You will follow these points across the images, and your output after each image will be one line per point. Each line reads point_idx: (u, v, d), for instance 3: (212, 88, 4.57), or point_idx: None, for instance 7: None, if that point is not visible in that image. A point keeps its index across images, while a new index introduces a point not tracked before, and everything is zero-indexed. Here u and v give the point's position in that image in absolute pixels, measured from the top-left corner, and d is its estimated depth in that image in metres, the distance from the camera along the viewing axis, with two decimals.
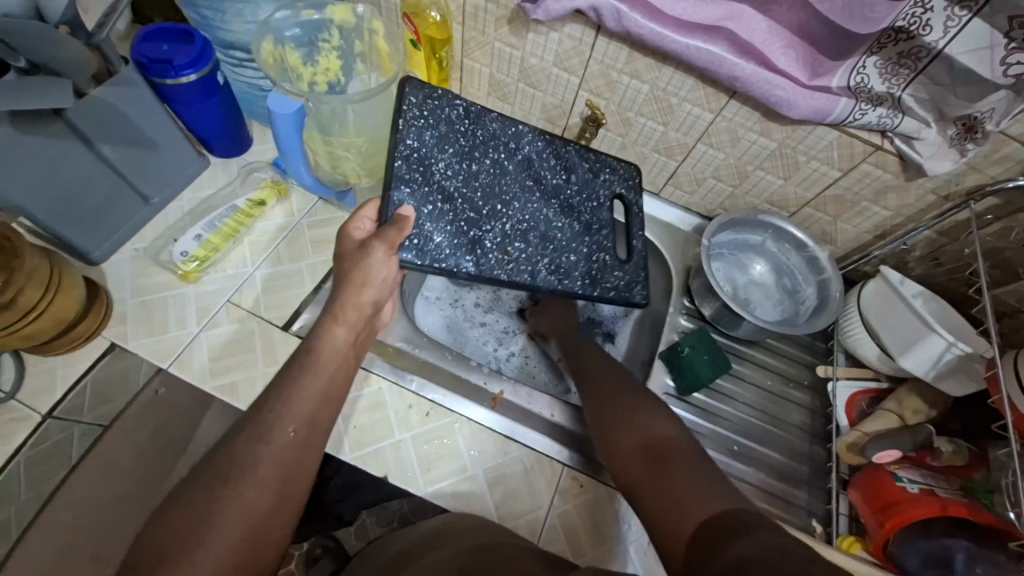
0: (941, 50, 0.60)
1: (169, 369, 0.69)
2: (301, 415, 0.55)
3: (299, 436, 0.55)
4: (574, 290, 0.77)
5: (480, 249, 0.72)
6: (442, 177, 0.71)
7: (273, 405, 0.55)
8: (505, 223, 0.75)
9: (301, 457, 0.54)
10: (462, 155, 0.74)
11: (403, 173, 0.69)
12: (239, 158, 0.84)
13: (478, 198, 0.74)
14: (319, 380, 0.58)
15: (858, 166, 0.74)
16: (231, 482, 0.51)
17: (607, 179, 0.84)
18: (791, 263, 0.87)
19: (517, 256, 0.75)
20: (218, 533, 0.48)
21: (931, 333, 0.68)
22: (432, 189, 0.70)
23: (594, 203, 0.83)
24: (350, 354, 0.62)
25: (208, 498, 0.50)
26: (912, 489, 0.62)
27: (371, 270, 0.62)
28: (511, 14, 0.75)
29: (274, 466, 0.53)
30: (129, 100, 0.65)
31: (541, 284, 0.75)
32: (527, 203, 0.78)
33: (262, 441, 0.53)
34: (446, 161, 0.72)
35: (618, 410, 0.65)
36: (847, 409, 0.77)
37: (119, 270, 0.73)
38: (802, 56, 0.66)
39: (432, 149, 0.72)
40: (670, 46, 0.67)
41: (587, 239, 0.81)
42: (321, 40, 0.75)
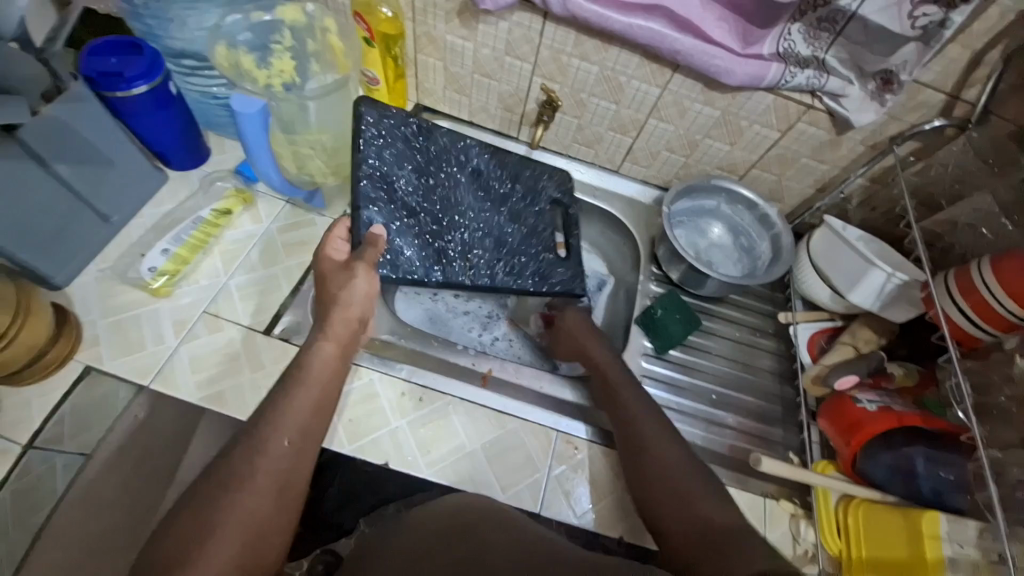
0: (855, 12, 0.67)
1: (151, 386, 0.67)
2: (297, 422, 0.57)
3: (293, 445, 0.56)
4: (528, 288, 0.80)
5: (446, 260, 0.76)
6: (405, 193, 0.75)
7: (271, 414, 0.56)
8: (463, 232, 0.79)
9: (297, 465, 0.55)
10: (421, 170, 0.78)
11: (369, 191, 0.72)
12: (199, 169, 0.82)
13: (437, 210, 0.77)
14: (312, 385, 0.59)
15: (794, 125, 0.81)
16: (233, 491, 0.51)
17: (545, 185, 0.88)
18: (745, 222, 0.93)
19: (477, 263, 0.79)
20: (218, 539, 0.49)
21: (873, 267, 0.74)
22: (397, 207, 0.74)
23: (536, 208, 0.86)
24: (342, 351, 0.63)
25: (209, 507, 0.50)
26: (871, 407, 0.68)
27: (358, 287, 0.65)
28: (460, 7, 0.78)
29: (274, 473, 0.54)
30: (83, 116, 0.64)
31: (499, 285, 0.79)
32: (479, 212, 0.82)
33: (259, 453, 0.54)
34: (406, 177, 0.76)
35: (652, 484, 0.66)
36: (808, 348, 0.84)
37: (85, 293, 0.71)
38: (732, 27, 0.72)
39: (392, 166, 0.75)
40: (614, 25, 0.72)
41: (534, 240, 0.84)
42: (274, 42, 0.74)
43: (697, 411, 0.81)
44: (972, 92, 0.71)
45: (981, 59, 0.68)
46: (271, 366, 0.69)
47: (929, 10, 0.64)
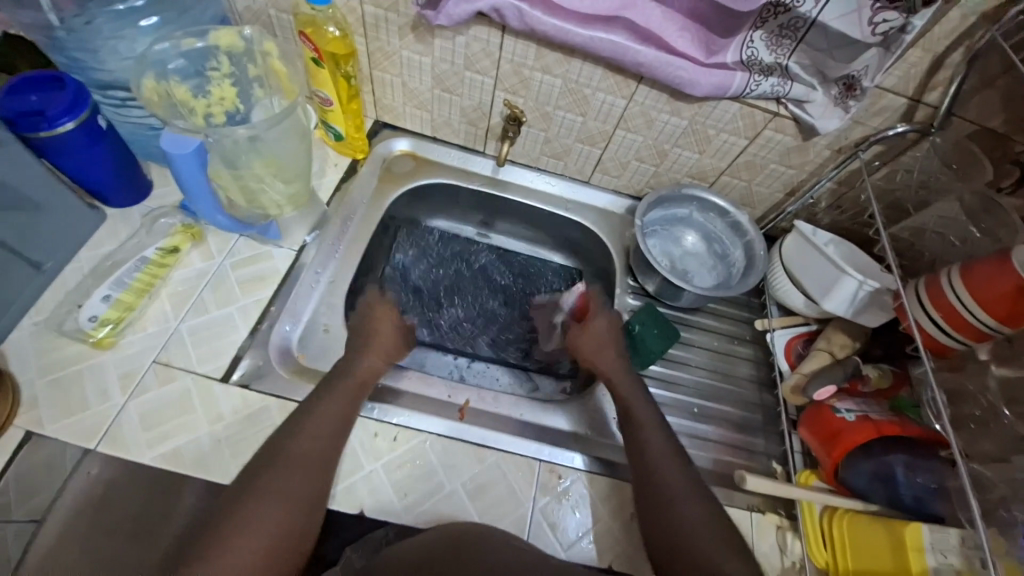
0: (816, 19, 0.67)
1: (98, 449, 0.62)
2: (310, 446, 0.60)
3: (331, 425, 0.63)
4: (511, 359, 0.92)
5: (438, 325, 0.93)
6: (419, 281, 0.96)
7: (274, 468, 0.58)
8: (460, 310, 0.95)
9: (330, 445, 0.62)
10: (437, 264, 0.98)
11: (388, 278, 0.94)
12: (140, 205, 0.76)
13: (440, 294, 0.95)
14: (312, 437, 0.61)
15: (761, 133, 0.80)
16: (275, 462, 0.58)
17: (544, 278, 1.01)
18: (717, 230, 0.93)
19: (466, 333, 0.94)
20: (255, 504, 0.55)
21: (845, 275, 0.74)
22: (409, 289, 0.95)
23: (534, 297, 0.99)
24: (346, 410, 0.65)
25: (254, 477, 0.57)
26: (850, 417, 0.68)
27: (364, 362, 0.70)
28: (414, 22, 0.75)
29: (308, 449, 0.60)
30: (3, 161, 0.59)
31: (482, 353, 0.92)
32: (478, 295, 0.97)
33: (296, 430, 0.61)
34: (422, 270, 0.97)
35: (650, 495, 0.64)
36: (786, 355, 0.84)
37: (20, 350, 0.65)
38: (695, 37, 0.70)
39: (411, 264, 0.97)
40: (574, 39, 0.69)
41: (524, 321, 0.97)
42: (210, 68, 0.69)
43: (679, 425, 0.80)
44: (934, 96, 0.71)
45: (942, 62, 0.68)
46: (231, 417, 0.65)
47: (889, 16, 0.64)
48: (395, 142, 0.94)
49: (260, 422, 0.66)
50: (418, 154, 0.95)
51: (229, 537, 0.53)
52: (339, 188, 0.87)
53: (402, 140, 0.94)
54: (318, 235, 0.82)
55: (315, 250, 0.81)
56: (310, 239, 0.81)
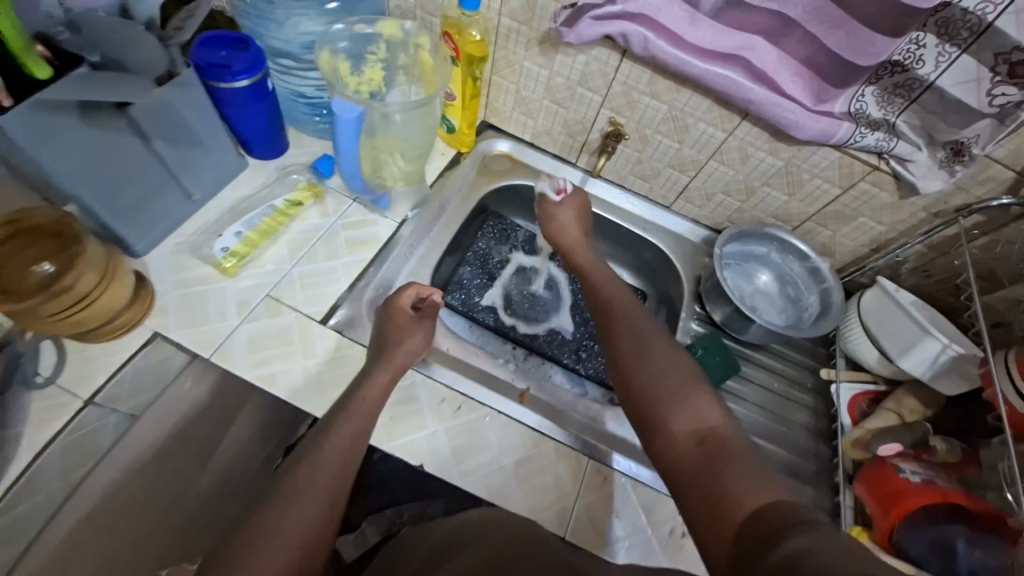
0: (934, 82, 0.68)
1: (210, 358, 0.71)
2: (321, 479, 0.57)
3: (340, 456, 0.60)
4: (562, 359, 0.95)
5: (505, 312, 0.97)
6: (495, 267, 1.00)
7: (272, 507, 0.54)
8: (525, 303, 0.99)
9: (341, 479, 0.59)
10: (515, 257, 1.02)
11: (468, 259, 0.99)
12: (276, 160, 0.87)
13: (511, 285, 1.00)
14: (320, 463, 0.58)
15: (856, 184, 0.81)
16: (286, 501, 0.55)
17: None
18: (794, 273, 0.93)
19: (525, 324, 0.97)
20: (274, 541, 0.51)
21: (928, 335, 0.74)
22: (483, 273, 0.99)
23: None
24: (359, 430, 0.63)
25: (275, 512, 0.54)
26: (914, 479, 0.67)
27: (377, 378, 0.68)
28: (543, 36, 0.82)
29: (319, 487, 0.57)
30: (190, 101, 0.70)
31: (536, 345, 0.96)
32: (543, 294, 1.01)
33: (311, 456, 0.59)
34: (500, 259, 1.01)
35: (622, 368, 0.63)
36: (849, 410, 0.82)
37: (161, 264, 0.75)
38: (807, 83, 0.73)
39: (492, 251, 1.01)
40: (691, 70, 0.74)
41: (583, 328, 0.99)
42: (369, 52, 0.78)
43: None
44: None
45: None
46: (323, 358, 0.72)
47: (1009, 90, 0.65)
48: (496, 142, 1.02)
49: (346, 367, 0.73)
50: (514, 156, 1.03)
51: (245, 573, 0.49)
52: (442, 175, 0.95)
53: (504, 141, 1.02)
54: (419, 212, 0.89)
55: (414, 225, 0.88)
56: (411, 215, 0.89)
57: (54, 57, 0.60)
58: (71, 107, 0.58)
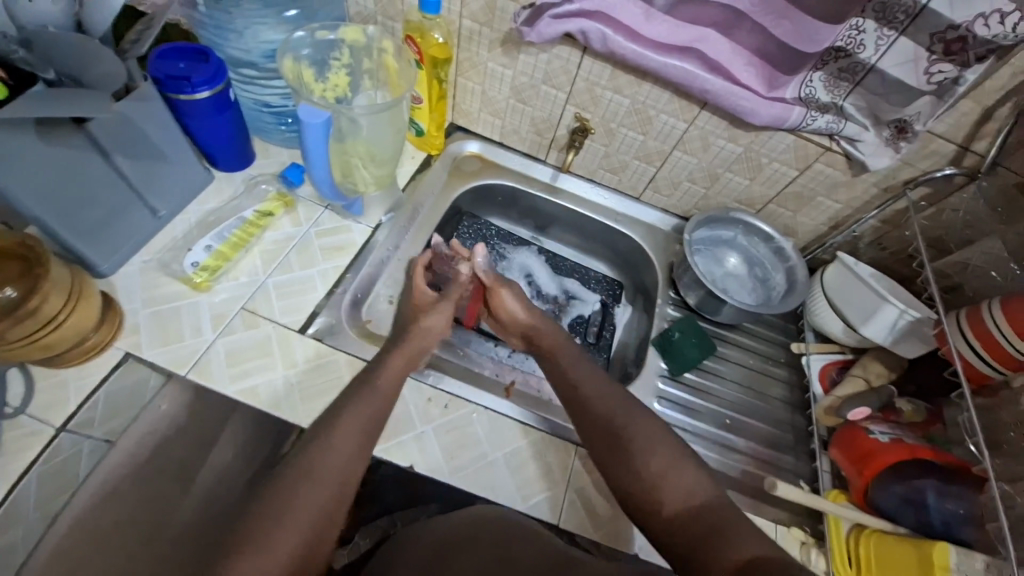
0: (875, 65, 0.73)
1: (187, 376, 0.69)
2: (337, 468, 0.59)
3: (356, 443, 0.61)
4: None
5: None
6: None
7: (269, 513, 0.54)
8: None
9: (354, 462, 0.60)
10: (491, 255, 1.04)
11: None
12: (243, 171, 0.86)
13: None
14: (335, 449, 0.60)
15: (812, 165, 0.85)
16: (303, 481, 0.57)
17: (593, 288, 1.06)
18: (760, 254, 0.97)
19: None
20: (289, 526, 0.54)
21: (886, 303, 0.77)
22: None
23: (577, 302, 1.04)
24: (370, 418, 0.63)
25: (288, 494, 0.56)
26: (884, 438, 0.71)
27: (389, 366, 0.69)
28: (505, 37, 0.84)
29: (336, 470, 0.59)
30: (150, 114, 0.68)
31: None
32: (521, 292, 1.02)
33: (326, 444, 0.60)
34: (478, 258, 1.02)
35: (597, 432, 0.66)
36: (820, 380, 0.86)
37: (128, 283, 0.73)
38: (759, 71, 0.77)
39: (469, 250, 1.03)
40: (650, 63, 0.77)
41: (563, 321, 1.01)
42: (333, 58, 0.79)
43: (708, 433, 0.82)
44: (982, 144, 0.75)
45: (991, 115, 0.72)
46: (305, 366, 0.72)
47: (944, 68, 0.69)
48: (466, 144, 1.03)
49: (327, 374, 0.72)
50: (485, 156, 1.04)
51: (259, 556, 0.51)
52: (414, 178, 0.96)
53: (473, 142, 1.03)
54: (393, 216, 0.90)
55: (389, 229, 0.89)
56: (385, 219, 0.89)
57: (8, 77, 0.58)
58: (28, 126, 0.57)
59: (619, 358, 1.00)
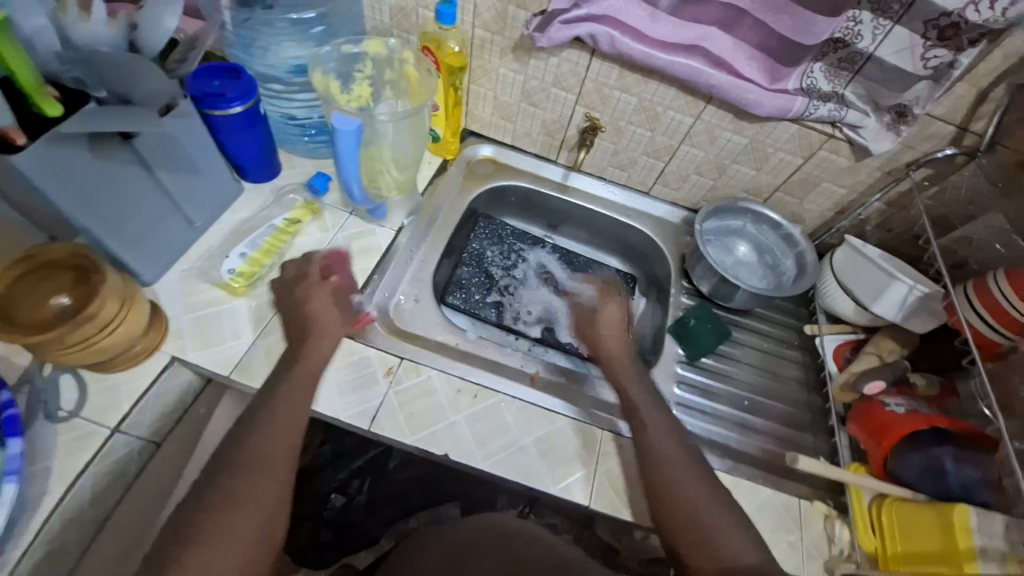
0: (873, 53, 0.76)
1: (229, 377, 0.73)
2: (274, 454, 0.59)
3: (286, 428, 0.61)
4: (563, 345, 1.00)
5: (504, 306, 1.01)
6: (490, 264, 1.05)
7: (216, 504, 0.55)
8: (523, 296, 1.04)
9: (286, 447, 0.60)
10: (508, 253, 1.07)
11: (465, 261, 1.04)
12: (271, 182, 0.90)
13: (508, 278, 1.05)
14: (267, 436, 0.60)
15: (816, 153, 0.89)
16: (245, 473, 0.57)
17: (608, 282, 1.09)
18: (769, 242, 1.00)
19: (525, 316, 1.02)
20: (238, 517, 0.54)
21: (896, 280, 0.80)
22: (481, 272, 1.04)
23: None
24: (305, 401, 0.64)
25: (233, 486, 0.56)
26: (899, 410, 0.73)
27: (319, 347, 0.68)
28: (516, 44, 0.88)
29: (270, 456, 0.59)
30: (188, 130, 0.72)
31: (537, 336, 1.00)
32: (537, 288, 1.06)
33: (254, 434, 0.60)
34: (495, 257, 1.06)
35: (650, 475, 0.66)
36: (834, 359, 0.89)
37: (170, 290, 0.77)
38: (761, 65, 0.81)
39: (485, 248, 1.06)
40: (656, 62, 0.81)
41: None
42: (356, 70, 0.83)
43: (729, 415, 0.85)
44: (980, 125, 0.78)
45: (988, 96, 0.76)
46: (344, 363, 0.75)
47: (940, 53, 0.73)
48: (480, 148, 1.07)
49: (362, 369, 0.76)
50: (498, 159, 1.08)
51: (205, 550, 0.52)
52: (432, 182, 1.00)
53: (486, 146, 1.07)
54: (414, 220, 0.94)
55: (410, 232, 0.93)
56: (407, 223, 0.93)
57: (62, 95, 0.63)
58: (81, 141, 0.61)
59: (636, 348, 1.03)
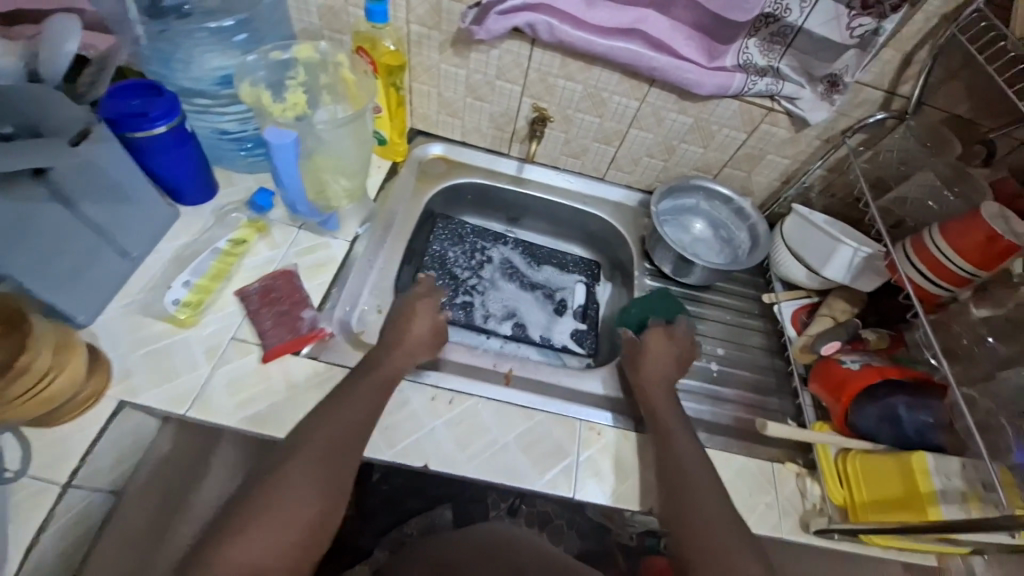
0: (802, 26, 0.78)
1: (189, 414, 0.68)
2: (337, 441, 0.64)
3: (355, 423, 0.66)
4: (534, 339, 1.00)
5: (473, 306, 1.00)
6: (454, 264, 1.03)
7: (291, 479, 0.60)
8: (489, 294, 1.03)
9: (350, 440, 0.65)
10: (471, 251, 1.06)
11: (427, 265, 1.02)
12: (211, 203, 0.85)
13: (473, 277, 1.03)
14: (338, 425, 0.65)
15: (758, 126, 0.91)
16: (316, 454, 0.63)
17: (573, 270, 1.10)
18: (723, 216, 1.03)
19: (493, 314, 1.01)
20: (303, 498, 0.60)
21: (841, 244, 0.83)
22: (445, 274, 1.02)
23: (558, 286, 1.07)
24: (376, 401, 0.69)
25: (302, 468, 0.61)
26: (855, 365, 0.77)
27: (387, 363, 0.73)
28: (454, 38, 0.86)
29: (334, 442, 0.64)
30: (109, 156, 0.67)
31: (508, 332, 1.00)
32: (503, 284, 1.05)
33: (324, 423, 0.65)
34: (458, 257, 1.04)
35: (672, 485, 0.70)
36: (792, 324, 0.92)
37: (111, 328, 0.72)
38: (699, 44, 0.82)
39: (447, 249, 1.04)
40: (597, 48, 0.81)
41: (547, 307, 1.04)
42: (288, 78, 0.79)
43: (700, 389, 0.87)
44: (906, 88, 0.82)
45: (910, 60, 0.79)
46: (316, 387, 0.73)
47: (864, 21, 0.75)
48: (429, 147, 1.05)
49: (328, 387, 0.73)
50: (449, 157, 1.05)
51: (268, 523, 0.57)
52: (383, 187, 0.97)
53: (436, 145, 1.05)
54: (369, 227, 0.90)
55: (366, 241, 0.89)
56: (362, 231, 0.89)
57: None
58: None
59: (606, 333, 1.04)
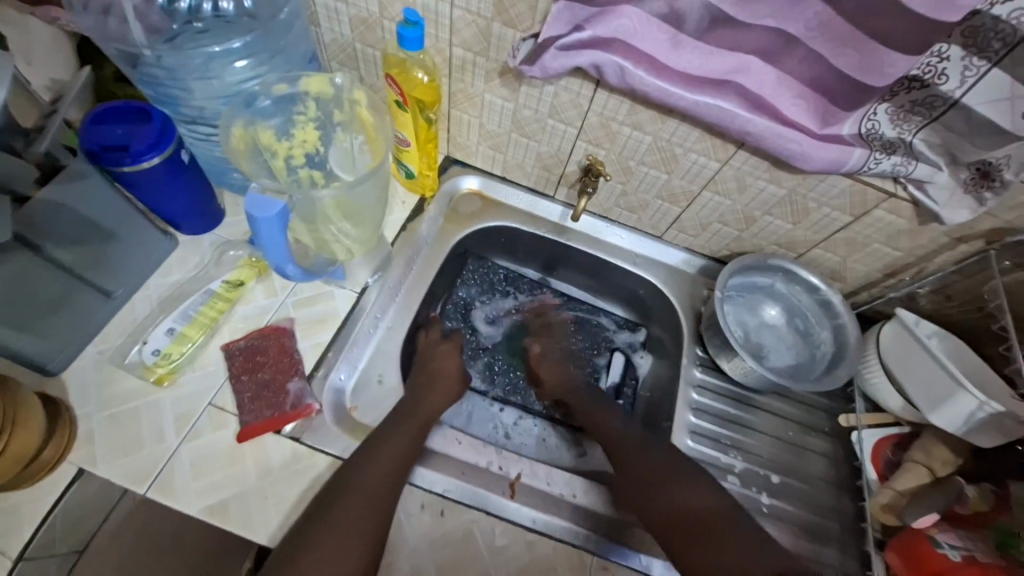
0: (958, 99, 0.58)
1: (146, 495, 0.61)
2: (380, 477, 0.63)
3: (399, 455, 0.66)
4: (556, 415, 0.88)
5: (492, 368, 0.91)
6: (478, 316, 0.93)
7: (342, 514, 0.60)
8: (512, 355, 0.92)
9: (396, 473, 0.64)
10: (500, 302, 0.95)
11: (449, 314, 0.92)
12: (211, 233, 0.76)
13: (497, 334, 0.93)
14: (385, 460, 0.65)
15: (870, 212, 0.72)
16: (361, 489, 0.62)
17: (608, 336, 0.96)
18: (802, 304, 0.85)
19: (514, 381, 0.90)
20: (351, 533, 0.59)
21: (962, 391, 0.66)
22: (468, 327, 0.92)
23: (592, 350, 0.94)
24: (413, 438, 0.68)
25: (345, 503, 0.61)
26: (954, 556, 0.62)
27: (424, 401, 0.73)
28: (503, 67, 0.71)
29: (382, 476, 0.63)
30: (82, 195, 0.58)
31: (528, 404, 0.88)
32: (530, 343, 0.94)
33: (372, 452, 0.65)
34: (484, 307, 0.94)
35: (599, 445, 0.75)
36: (873, 462, 0.76)
37: (82, 380, 0.65)
38: (813, 106, 0.62)
39: (473, 298, 0.94)
40: (676, 101, 0.62)
41: None
42: (297, 112, 0.68)
43: None
44: None
45: None
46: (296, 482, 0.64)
47: None
48: (463, 179, 0.90)
49: (306, 480, 0.64)
50: (486, 194, 0.91)
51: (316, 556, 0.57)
52: (405, 228, 0.84)
53: (472, 177, 0.90)
54: (381, 276, 0.79)
55: (376, 292, 0.78)
56: (373, 280, 0.78)
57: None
58: None
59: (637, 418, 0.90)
